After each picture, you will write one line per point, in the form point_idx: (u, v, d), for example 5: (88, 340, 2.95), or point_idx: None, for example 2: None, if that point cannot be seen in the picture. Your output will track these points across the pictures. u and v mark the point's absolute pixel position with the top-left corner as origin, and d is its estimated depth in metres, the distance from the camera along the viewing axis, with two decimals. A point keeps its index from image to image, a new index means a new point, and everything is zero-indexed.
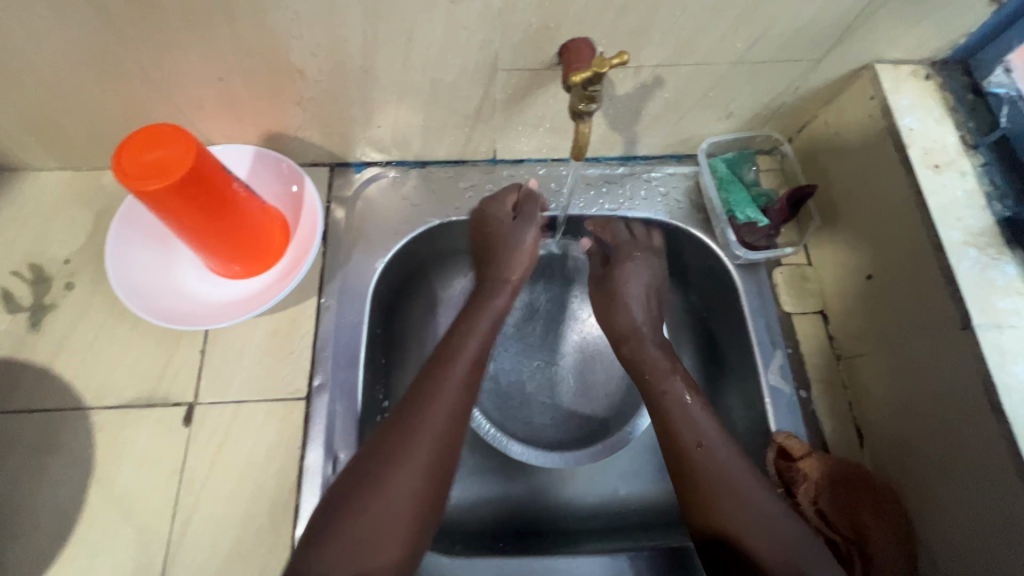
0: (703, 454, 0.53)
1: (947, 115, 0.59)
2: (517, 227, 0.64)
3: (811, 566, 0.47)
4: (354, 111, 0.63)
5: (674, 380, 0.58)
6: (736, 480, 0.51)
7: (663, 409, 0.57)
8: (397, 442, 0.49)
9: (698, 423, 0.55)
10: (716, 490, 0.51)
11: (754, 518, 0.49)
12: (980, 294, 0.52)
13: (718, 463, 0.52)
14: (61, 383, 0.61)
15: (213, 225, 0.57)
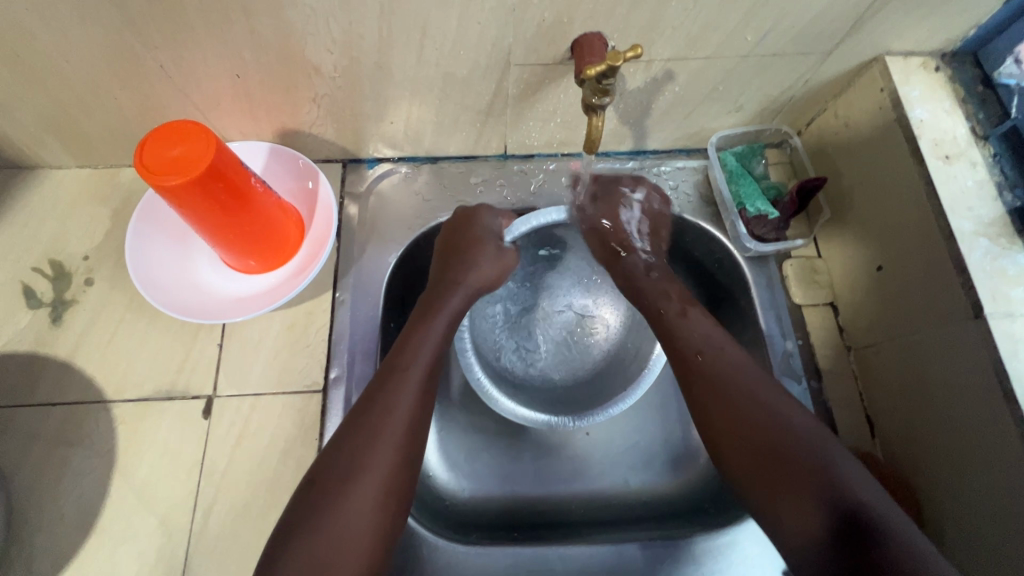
0: (702, 362, 0.56)
1: (957, 106, 0.60)
2: (496, 247, 0.66)
3: (836, 463, 0.48)
4: (367, 107, 0.64)
5: (705, 340, 0.58)
6: (735, 383, 0.54)
7: (694, 371, 0.56)
8: (361, 429, 0.50)
9: (698, 333, 0.58)
10: (719, 402, 0.53)
11: (762, 428, 0.51)
12: (991, 283, 0.52)
13: (716, 368, 0.55)
14: (83, 377, 0.63)
15: (231, 220, 0.58)
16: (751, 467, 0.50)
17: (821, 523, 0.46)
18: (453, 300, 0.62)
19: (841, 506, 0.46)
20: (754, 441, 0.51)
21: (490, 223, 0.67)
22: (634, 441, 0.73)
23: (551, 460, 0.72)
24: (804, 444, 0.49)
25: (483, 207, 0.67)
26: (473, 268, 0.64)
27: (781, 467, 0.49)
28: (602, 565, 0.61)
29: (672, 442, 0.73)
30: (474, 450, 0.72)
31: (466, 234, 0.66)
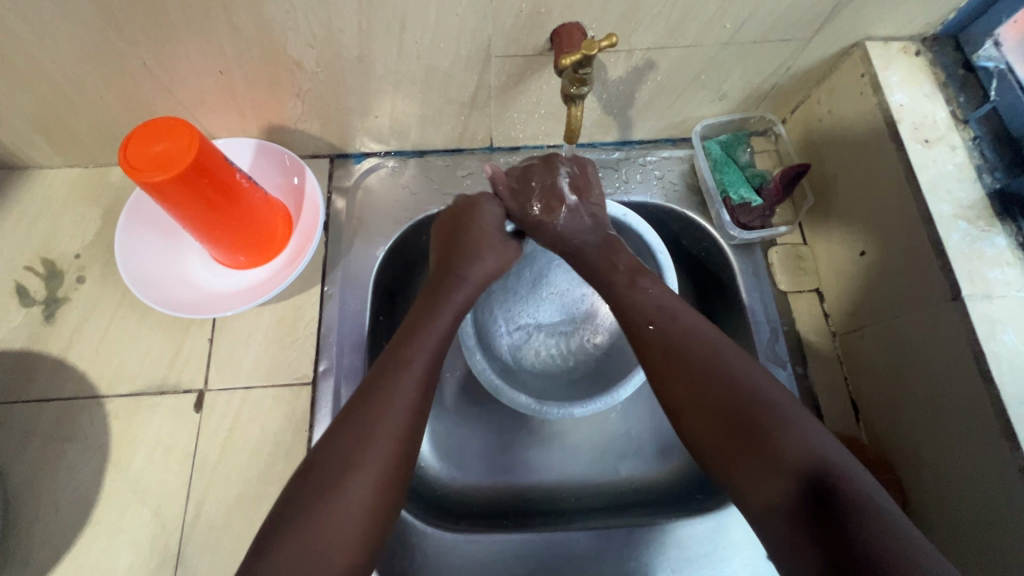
0: (654, 332, 0.55)
1: (937, 90, 0.60)
2: (502, 242, 0.64)
3: (797, 425, 0.47)
4: (352, 102, 0.64)
5: (655, 309, 0.56)
6: (695, 347, 0.53)
7: (648, 341, 0.55)
8: (357, 427, 0.48)
9: (652, 300, 0.57)
10: (676, 369, 0.52)
11: (720, 393, 0.50)
12: (969, 266, 0.52)
13: (671, 334, 0.54)
14: (76, 373, 0.64)
15: (218, 215, 0.58)
16: (712, 435, 0.49)
17: (781, 491, 0.45)
18: (456, 295, 0.59)
19: (804, 469, 0.45)
20: (716, 407, 0.50)
21: (491, 214, 0.65)
22: (623, 430, 0.74)
23: (540, 450, 0.73)
24: (764, 409, 0.48)
25: (483, 196, 0.66)
26: (477, 262, 0.61)
27: (743, 432, 0.48)
28: (591, 550, 0.62)
29: (660, 430, 0.74)
30: (464, 441, 0.73)
31: (468, 225, 0.64)
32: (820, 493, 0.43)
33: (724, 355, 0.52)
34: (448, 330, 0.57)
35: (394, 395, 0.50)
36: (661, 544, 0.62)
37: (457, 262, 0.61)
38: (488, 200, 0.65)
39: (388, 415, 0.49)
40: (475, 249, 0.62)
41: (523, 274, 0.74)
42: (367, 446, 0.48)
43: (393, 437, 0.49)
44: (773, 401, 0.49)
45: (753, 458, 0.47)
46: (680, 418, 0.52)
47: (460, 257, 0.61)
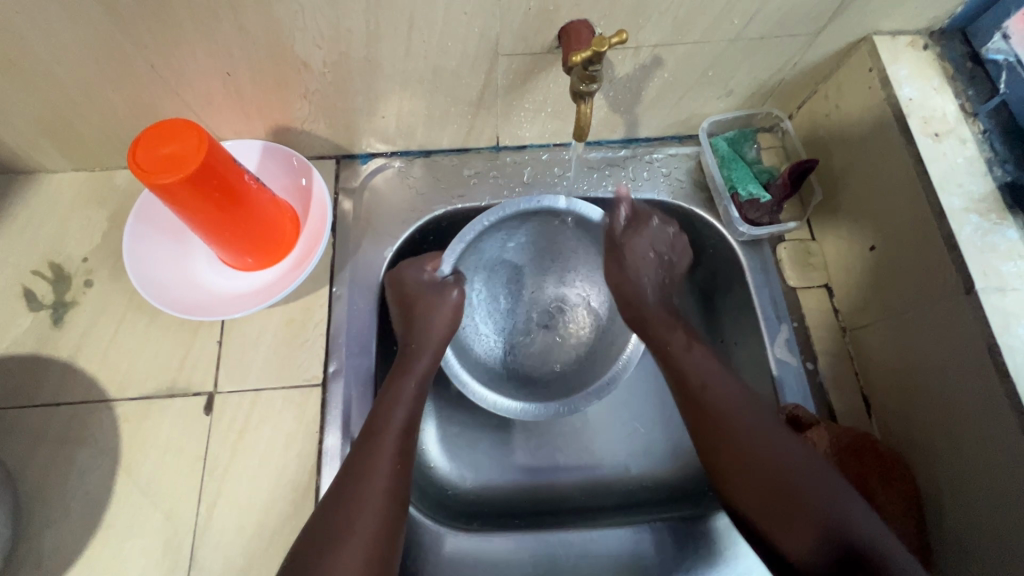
0: (711, 394, 0.59)
1: (946, 84, 0.60)
2: (439, 290, 0.64)
3: (836, 501, 0.52)
4: (358, 102, 0.64)
5: (705, 371, 0.60)
6: (733, 415, 0.57)
7: (698, 403, 0.59)
8: (354, 477, 0.53)
9: (699, 363, 0.61)
10: (726, 431, 0.57)
11: (768, 465, 0.54)
12: (982, 259, 0.52)
13: (720, 402, 0.58)
14: (85, 377, 0.63)
15: (226, 217, 0.58)
16: (759, 500, 0.54)
17: (822, 554, 0.51)
18: (420, 362, 0.62)
19: (846, 549, 0.50)
20: (751, 465, 0.55)
21: (415, 280, 0.65)
22: (633, 428, 0.74)
23: (550, 449, 0.73)
24: (781, 479, 0.54)
25: (405, 263, 0.66)
26: (428, 325, 0.63)
27: (783, 496, 0.53)
28: (605, 548, 0.62)
29: (670, 427, 0.74)
30: (473, 441, 0.73)
31: (404, 298, 0.65)
32: (853, 565, 0.49)
33: (747, 417, 0.57)
34: (416, 398, 0.59)
35: (377, 465, 0.53)
36: (674, 542, 0.62)
37: (412, 331, 0.63)
38: (408, 270, 0.66)
39: (370, 479, 0.52)
40: (425, 313, 0.64)
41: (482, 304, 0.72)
42: (355, 515, 0.50)
43: (376, 506, 0.51)
44: (806, 476, 0.53)
45: (793, 530, 0.53)
46: (724, 474, 0.57)
47: (416, 325, 0.63)
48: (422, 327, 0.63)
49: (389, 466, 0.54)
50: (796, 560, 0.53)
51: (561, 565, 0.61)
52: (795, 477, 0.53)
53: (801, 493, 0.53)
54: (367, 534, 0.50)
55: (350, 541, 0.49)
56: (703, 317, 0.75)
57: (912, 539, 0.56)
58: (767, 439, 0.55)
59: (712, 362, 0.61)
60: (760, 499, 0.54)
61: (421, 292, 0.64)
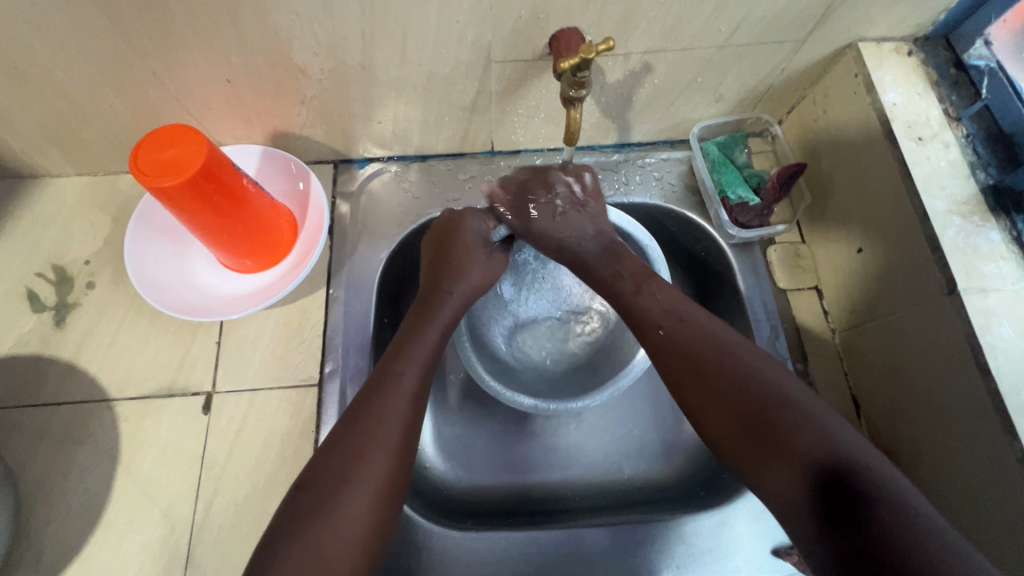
0: (672, 331, 0.55)
1: (930, 89, 0.61)
2: (489, 253, 0.65)
3: (806, 414, 0.48)
4: (355, 108, 0.66)
5: (667, 306, 0.56)
6: (702, 349, 0.53)
7: (656, 346, 0.55)
8: (358, 434, 0.49)
9: (646, 305, 0.57)
10: (697, 359, 0.53)
11: (734, 390, 0.50)
12: (965, 260, 0.53)
13: (683, 337, 0.54)
14: (86, 377, 0.65)
15: (225, 220, 0.60)
16: (732, 430, 0.50)
17: (800, 490, 0.46)
18: (445, 312, 0.60)
19: (826, 462, 0.45)
20: (729, 395, 0.50)
21: (478, 228, 0.65)
22: (626, 428, 0.75)
23: (544, 450, 0.74)
24: (755, 398, 0.49)
25: (468, 211, 0.66)
26: (466, 277, 0.62)
27: (757, 418, 0.49)
28: (596, 548, 0.62)
29: (663, 428, 0.75)
30: (466, 442, 0.73)
31: (454, 242, 0.64)
32: (843, 489, 0.44)
33: (729, 346, 0.53)
34: (439, 343, 0.58)
35: (392, 405, 0.51)
36: (664, 541, 0.63)
37: (446, 278, 0.62)
38: (478, 212, 0.66)
39: (387, 423, 0.50)
40: (463, 264, 0.63)
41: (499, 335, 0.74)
42: (364, 456, 0.48)
43: (390, 448, 0.49)
44: (779, 395, 0.49)
45: (770, 461, 0.47)
46: (694, 413, 0.53)
47: (452, 272, 0.62)
48: (463, 276, 0.62)
49: (406, 409, 0.52)
50: (779, 505, 0.47)
51: (552, 563, 0.62)
52: (773, 399, 0.49)
53: (777, 416, 0.48)
54: (372, 484, 0.47)
55: (354, 483, 0.46)
56: None
57: None
58: (738, 366, 0.51)
59: (670, 289, 0.58)
60: (734, 426, 0.50)
61: (479, 238, 0.65)
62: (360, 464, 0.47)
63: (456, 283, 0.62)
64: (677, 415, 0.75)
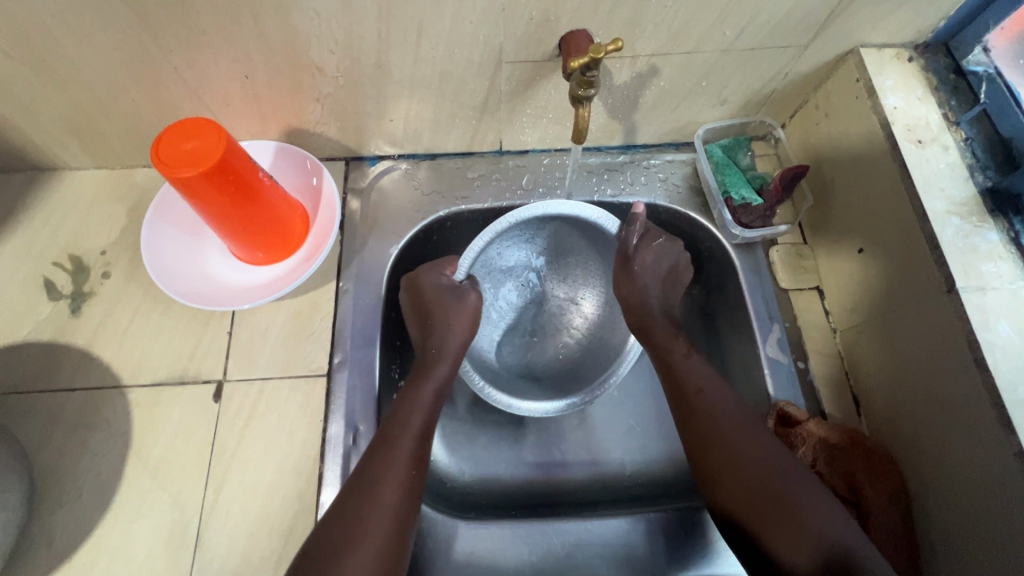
0: (706, 397, 0.60)
1: (930, 94, 0.62)
2: (455, 296, 0.66)
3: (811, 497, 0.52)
4: (369, 106, 0.67)
5: (703, 379, 0.62)
6: (725, 422, 0.58)
7: (694, 408, 0.60)
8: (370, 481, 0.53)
9: (693, 372, 0.62)
10: (716, 437, 0.57)
11: (756, 469, 0.55)
12: (964, 260, 0.54)
13: (713, 406, 0.59)
14: (99, 364, 0.66)
15: (240, 211, 0.61)
16: (742, 501, 0.54)
17: (807, 557, 0.50)
18: (441, 367, 0.63)
19: (830, 550, 0.49)
20: (737, 466, 0.55)
21: (432, 283, 0.67)
22: (629, 425, 0.76)
23: (548, 444, 0.75)
24: (750, 466, 0.55)
25: (422, 270, 0.68)
26: (449, 333, 0.64)
27: (768, 494, 0.53)
28: (598, 540, 0.63)
29: (665, 426, 0.76)
30: (471, 434, 0.75)
31: (422, 303, 0.66)
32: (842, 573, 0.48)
33: (735, 425, 0.58)
34: (434, 402, 0.61)
35: (394, 464, 0.55)
36: (667, 534, 0.64)
37: (432, 337, 0.65)
38: (429, 269, 0.68)
39: (386, 486, 0.53)
40: (444, 318, 0.65)
41: (506, 342, 0.76)
42: (367, 518, 0.51)
43: (393, 507, 0.52)
44: (782, 475, 0.54)
45: (774, 531, 0.52)
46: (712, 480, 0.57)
47: (435, 330, 0.64)
48: (443, 329, 0.64)
49: (406, 465, 0.55)
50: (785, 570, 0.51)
51: (556, 554, 0.62)
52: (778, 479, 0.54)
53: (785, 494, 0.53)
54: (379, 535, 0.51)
55: (366, 540, 0.50)
56: (698, 318, 0.77)
57: (899, 534, 0.57)
58: (751, 446, 0.56)
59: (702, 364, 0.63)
60: (746, 502, 0.54)
61: (440, 295, 0.66)
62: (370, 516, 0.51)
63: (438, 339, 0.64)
64: None
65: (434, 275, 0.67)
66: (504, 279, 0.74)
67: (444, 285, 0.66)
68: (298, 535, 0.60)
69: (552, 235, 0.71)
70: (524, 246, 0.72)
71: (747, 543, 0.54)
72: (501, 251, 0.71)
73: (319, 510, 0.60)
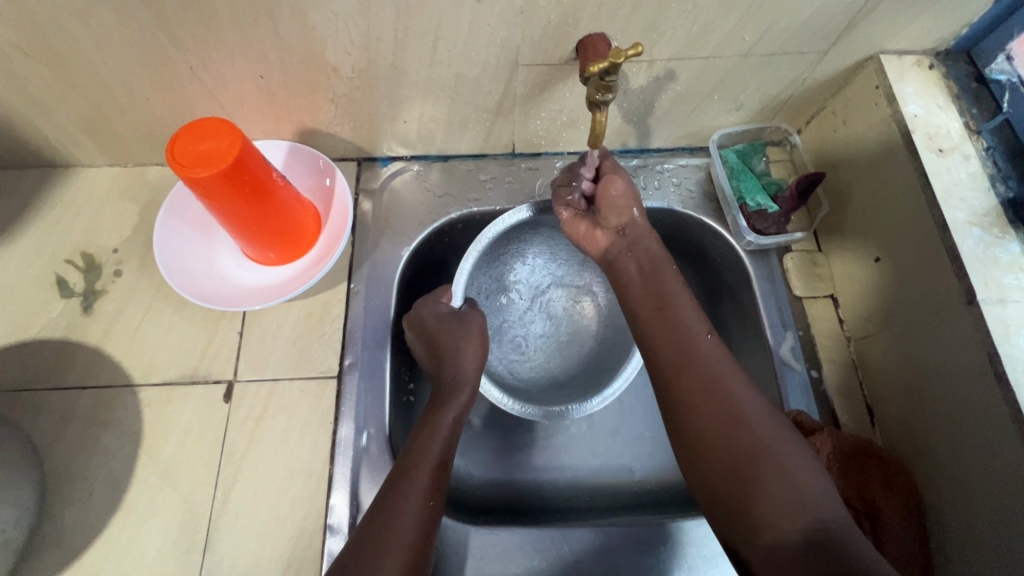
0: (705, 345, 0.55)
1: (951, 102, 0.62)
2: (459, 322, 0.67)
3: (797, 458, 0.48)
4: (383, 107, 0.67)
5: (697, 324, 0.56)
6: (712, 373, 0.53)
7: (688, 354, 0.54)
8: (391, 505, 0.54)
9: (684, 322, 0.56)
10: (703, 393, 0.52)
11: (748, 426, 0.49)
12: (984, 272, 0.54)
13: (707, 357, 0.54)
14: (111, 363, 0.66)
15: (253, 212, 0.61)
16: (722, 455, 0.49)
17: (790, 523, 0.45)
18: (460, 397, 0.64)
19: (819, 515, 0.45)
20: (716, 425, 0.50)
21: (432, 313, 0.67)
22: (638, 432, 0.76)
23: (557, 449, 0.75)
24: (732, 427, 0.50)
25: (421, 303, 0.69)
26: (460, 358, 0.66)
27: (754, 452, 0.48)
28: (608, 548, 0.63)
29: None
30: (480, 437, 0.75)
31: (427, 331, 0.67)
32: (823, 542, 0.45)
33: (726, 380, 0.52)
34: (453, 428, 0.62)
35: (410, 497, 0.55)
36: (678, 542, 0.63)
37: (445, 365, 0.66)
38: (430, 298, 0.69)
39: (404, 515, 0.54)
40: (454, 346, 0.66)
41: (530, 360, 0.78)
42: (387, 551, 0.52)
43: (412, 536, 0.53)
44: (769, 440, 0.49)
45: (755, 497, 0.47)
46: (693, 432, 0.51)
47: (448, 358, 0.65)
48: (456, 357, 0.66)
49: (426, 494, 0.56)
50: (762, 534, 0.46)
51: (565, 561, 0.62)
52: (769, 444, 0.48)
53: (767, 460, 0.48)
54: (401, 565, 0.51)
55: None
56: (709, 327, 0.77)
57: (912, 550, 0.56)
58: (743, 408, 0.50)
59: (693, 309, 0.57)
60: (724, 468, 0.49)
61: (444, 321, 0.67)
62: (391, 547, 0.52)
63: (452, 365, 0.65)
64: None
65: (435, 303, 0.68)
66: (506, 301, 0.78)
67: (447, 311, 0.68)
68: (307, 537, 0.59)
69: (539, 251, 0.78)
70: (517, 267, 0.78)
71: (717, 507, 0.49)
72: (496, 275, 0.77)
73: (329, 513, 0.60)
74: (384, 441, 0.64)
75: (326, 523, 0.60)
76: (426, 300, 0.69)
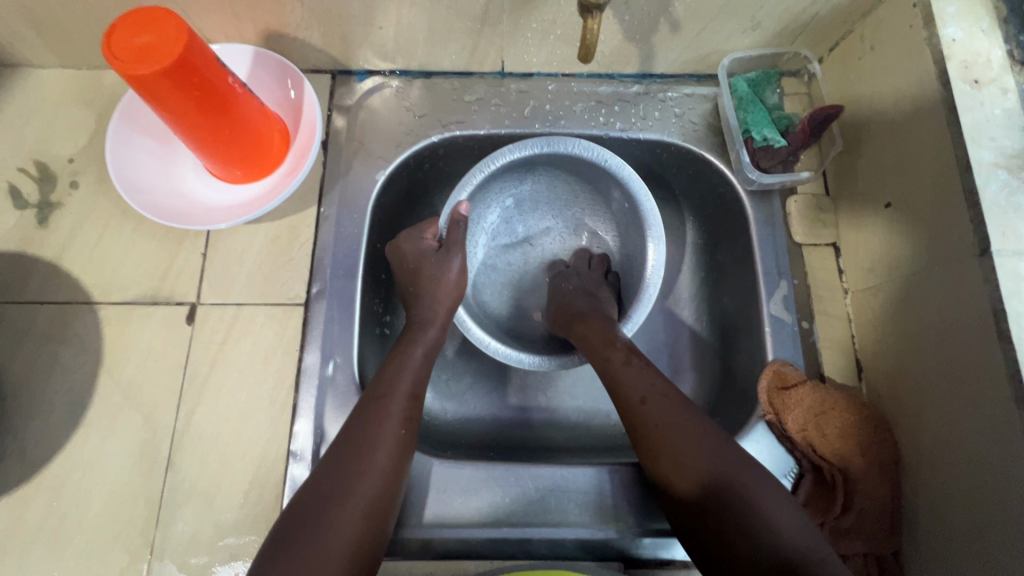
0: (649, 410, 0.55)
1: (996, 27, 0.53)
2: (438, 259, 0.63)
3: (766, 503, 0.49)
4: (353, 10, 0.60)
5: (647, 386, 0.57)
6: (659, 427, 0.54)
7: (642, 422, 0.55)
8: (360, 435, 0.54)
9: (623, 383, 0.58)
10: (665, 452, 0.53)
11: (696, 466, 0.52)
12: (1006, 221, 0.48)
13: (665, 413, 0.55)
14: (69, 278, 0.63)
15: (209, 122, 0.56)
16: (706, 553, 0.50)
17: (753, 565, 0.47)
18: (427, 334, 0.62)
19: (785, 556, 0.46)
20: (655, 395, 0.56)
21: (414, 249, 0.64)
22: None
23: (532, 389, 0.74)
24: (681, 415, 0.55)
25: (403, 235, 0.66)
26: (435, 298, 0.62)
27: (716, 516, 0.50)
28: (576, 487, 0.62)
29: None
30: (457, 373, 0.74)
31: (404, 271, 0.64)
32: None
33: (678, 424, 0.54)
34: (422, 363, 0.60)
35: (383, 428, 0.55)
36: (643, 484, 0.62)
37: (417, 304, 0.63)
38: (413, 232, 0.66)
39: (374, 447, 0.54)
40: (429, 284, 0.62)
41: (531, 302, 0.75)
42: (359, 476, 0.52)
43: (383, 467, 0.53)
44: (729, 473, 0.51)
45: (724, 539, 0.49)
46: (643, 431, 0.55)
47: (423, 299, 0.63)
48: (428, 297, 0.63)
49: (396, 429, 0.55)
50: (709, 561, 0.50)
51: (530, 497, 0.61)
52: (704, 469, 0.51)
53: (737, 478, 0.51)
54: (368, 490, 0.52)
55: (351, 499, 0.51)
56: (703, 274, 0.74)
57: (882, 499, 0.57)
58: (694, 426, 0.54)
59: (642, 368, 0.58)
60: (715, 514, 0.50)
61: (422, 261, 0.63)
62: (359, 475, 0.52)
63: (426, 305, 0.63)
64: (672, 370, 0.72)
65: (411, 240, 0.65)
66: (514, 238, 0.75)
67: (425, 248, 0.64)
68: (270, 463, 0.59)
69: (550, 195, 0.73)
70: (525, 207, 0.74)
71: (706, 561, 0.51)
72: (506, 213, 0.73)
73: (292, 440, 0.59)
74: (350, 371, 0.61)
75: (289, 449, 0.59)
76: (407, 237, 0.66)
